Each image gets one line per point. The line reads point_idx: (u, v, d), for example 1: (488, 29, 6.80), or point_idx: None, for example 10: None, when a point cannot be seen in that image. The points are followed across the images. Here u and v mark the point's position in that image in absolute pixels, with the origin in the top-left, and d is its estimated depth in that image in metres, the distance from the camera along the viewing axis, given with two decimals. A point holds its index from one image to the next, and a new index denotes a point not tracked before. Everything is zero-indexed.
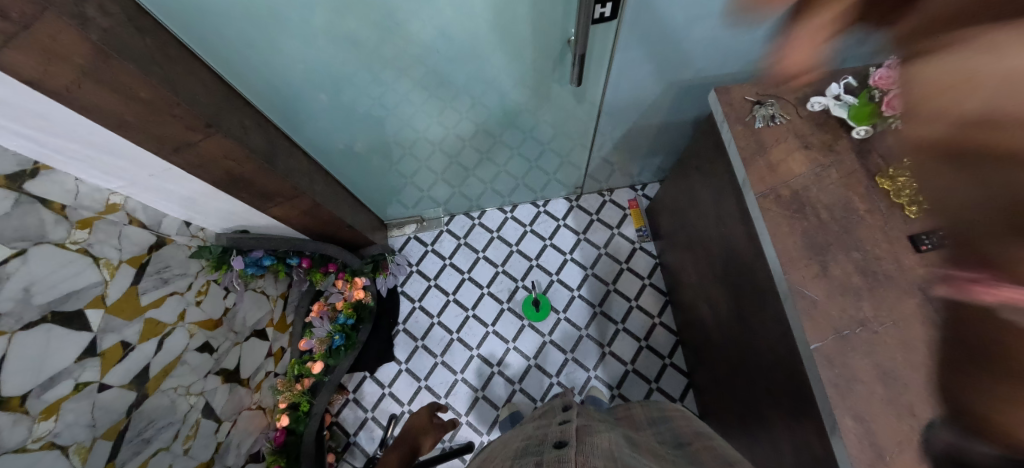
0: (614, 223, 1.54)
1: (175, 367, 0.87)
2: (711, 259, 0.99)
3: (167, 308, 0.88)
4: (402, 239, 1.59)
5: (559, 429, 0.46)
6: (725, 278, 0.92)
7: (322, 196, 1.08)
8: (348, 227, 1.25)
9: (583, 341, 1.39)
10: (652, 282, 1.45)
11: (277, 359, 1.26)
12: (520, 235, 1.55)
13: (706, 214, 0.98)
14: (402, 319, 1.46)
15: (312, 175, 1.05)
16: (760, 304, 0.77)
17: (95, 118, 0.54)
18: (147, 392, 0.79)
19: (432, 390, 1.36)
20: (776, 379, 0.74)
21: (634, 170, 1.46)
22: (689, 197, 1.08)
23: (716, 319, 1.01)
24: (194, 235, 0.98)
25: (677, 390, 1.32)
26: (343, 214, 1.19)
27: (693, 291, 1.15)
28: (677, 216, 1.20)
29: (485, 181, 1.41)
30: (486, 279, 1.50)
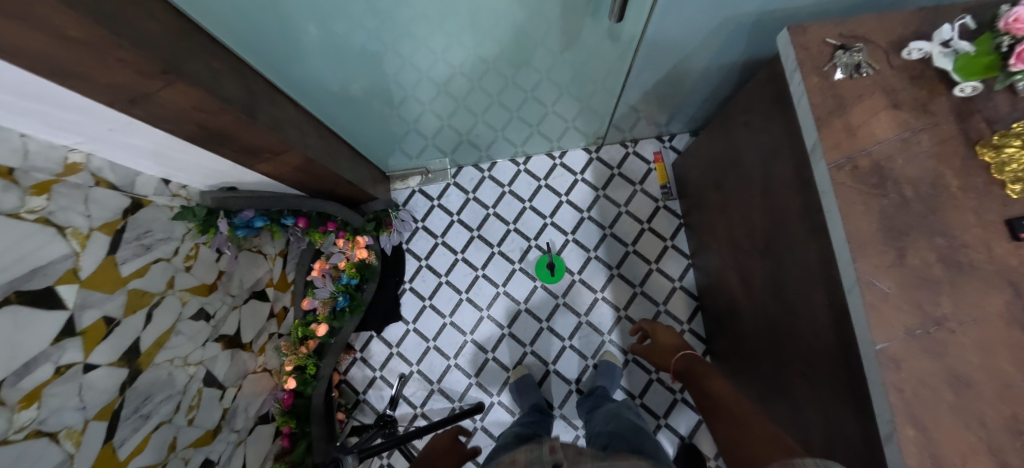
0: (637, 179, 1.42)
1: (170, 338, 0.82)
2: (750, 228, 0.89)
3: (154, 277, 0.81)
4: (406, 193, 1.48)
5: None
6: (766, 251, 0.83)
7: (314, 151, 0.95)
8: (345, 184, 1.14)
9: (597, 304, 1.35)
10: (674, 244, 1.37)
11: (280, 320, 1.21)
12: (533, 190, 1.44)
13: (750, 178, 0.86)
14: (408, 278, 1.40)
15: (301, 126, 0.91)
16: (809, 285, 0.69)
17: (18, 63, 0.42)
18: (140, 367, 0.75)
19: (441, 351, 1.34)
20: (819, 366, 0.69)
21: (662, 118, 1.29)
22: (730, 157, 0.96)
23: (747, 295, 0.95)
24: (176, 194, 0.90)
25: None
26: (339, 170, 1.07)
27: (723, 263, 1.07)
28: (712, 177, 1.08)
29: (496, 128, 1.26)
30: (497, 239, 1.42)
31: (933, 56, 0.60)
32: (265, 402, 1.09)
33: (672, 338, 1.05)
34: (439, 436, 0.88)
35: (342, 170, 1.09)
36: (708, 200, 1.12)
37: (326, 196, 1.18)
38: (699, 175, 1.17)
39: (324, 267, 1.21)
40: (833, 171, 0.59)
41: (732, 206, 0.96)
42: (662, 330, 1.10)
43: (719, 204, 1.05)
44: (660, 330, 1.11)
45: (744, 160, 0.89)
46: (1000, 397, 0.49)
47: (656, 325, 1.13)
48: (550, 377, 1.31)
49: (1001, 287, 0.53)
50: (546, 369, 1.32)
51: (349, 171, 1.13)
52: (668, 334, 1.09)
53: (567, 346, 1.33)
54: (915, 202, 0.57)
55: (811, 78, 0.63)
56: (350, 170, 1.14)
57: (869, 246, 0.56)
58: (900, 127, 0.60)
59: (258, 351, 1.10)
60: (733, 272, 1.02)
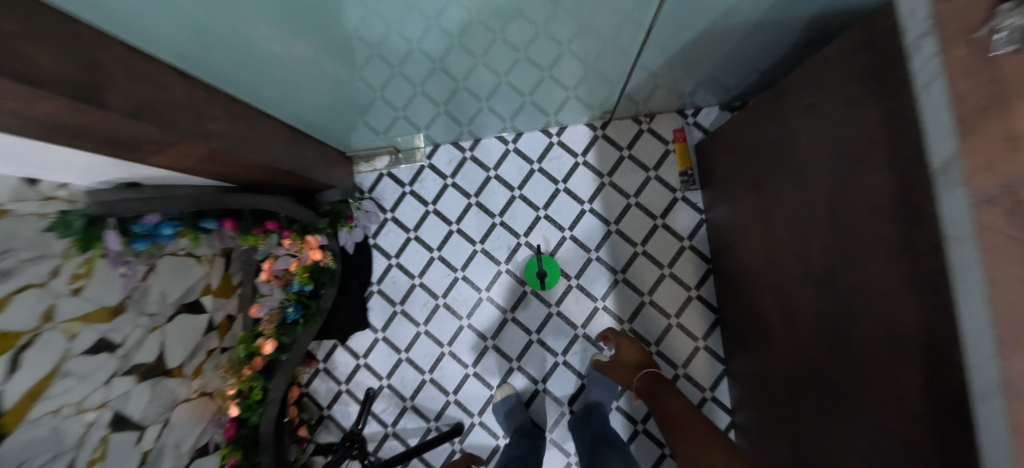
0: (651, 164, 1.13)
1: (53, 384, 0.60)
2: (810, 252, 0.65)
3: (19, 311, 0.56)
4: (372, 176, 1.20)
5: None
6: (831, 285, 0.61)
7: (225, 140, 0.70)
8: (280, 173, 0.90)
9: (599, 313, 1.08)
10: (692, 245, 1.11)
11: (223, 333, 0.99)
12: (525, 176, 1.15)
13: (815, 185, 0.61)
14: (376, 279, 1.12)
15: (205, 100, 0.65)
16: (906, 357, 0.47)
17: None
18: (5, 429, 0.52)
19: (415, 364, 1.06)
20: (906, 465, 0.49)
21: (686, 86, 1.01)
22: (786, 151, 0.70)
23: (792, 330, 0.74)
24: (51, 197, 0.61)
25: (709, 377, 1.07)
26: (271, 160, 0.83)
27: (761, 284, 0.85)
28: (751, 173, 0.83)
29: (480, 98, 0.95)
30: (480, 233, 1.13)
31: None
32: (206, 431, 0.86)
33: (635, 357, 0.97)
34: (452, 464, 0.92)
35: (273, 157, 0.84)
36: (742, 202, 0.88)
37: (266, 188, 0.96)
38: (733, 165, 0.92)
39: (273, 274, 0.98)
40: None
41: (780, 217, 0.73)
42: (628, 344, 0.99)
43: (759, 209, 0.81)
44: (625, 346, 0.99)
45: (809, 156, 0.63)
46: None
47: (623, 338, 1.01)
48: (540, 397, 1.04)
49: None
50: (535, 388, 1.07)
51: (283, 157, 0.88)
52: (633, 350, 0.98)
53: (560, 363, 1.07)
54: None
55: None
56: (288, 156, 0.90)
57: None
58: None
59: (193, 373, 0.88)
60: (771, 298, 0.80)
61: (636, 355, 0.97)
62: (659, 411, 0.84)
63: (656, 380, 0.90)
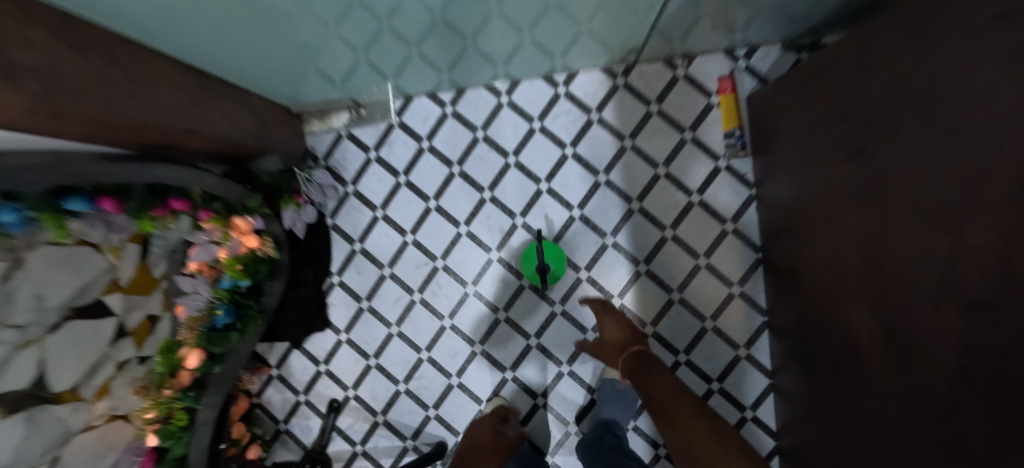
0: (688, 122, 0.82)
1: None
2: (923, 260, 0.40)
3: None
4: (328, 138, 0.94)
5: None
6: (941, 307, 0.37)
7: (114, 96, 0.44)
8: (195, 134, 0.61)
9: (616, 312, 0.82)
10: (738, 229, 0.80)
11: (140, 339, 0.77)
12: (522, 137, 0.85)
13: (941, 160, 0.36)
14: (337, 269, 0.89)
15: (96, 63, 0.42)
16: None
17: None
18: None
19: (385, 372, 0.85)
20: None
21: (745, 18, 0.70)
22: (892, 100, 0.43)
23: (866, 361, 0.52)
24: None
25: (751, 395, 0.79)
26: (189, 123, 0.58)
27: (818, 295, 0.62)
28: (827, 142, 0.57)
29: (464, 34, 0.66)
30: (465, 214, 0.86)
31: None
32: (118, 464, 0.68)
33: (619, 335, 0.75)
34: (476, 429, 0.77)
35: (191, 121, 0.59)
36: (806, 179, 0.63)
37: (188, 155, 0.68)
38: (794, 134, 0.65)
39: (206, 266, 0.74)
40: None
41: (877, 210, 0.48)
42: (611, 318, 0.77)
43: (835, 192, 0.55)
44: (607, 322, 0.77)
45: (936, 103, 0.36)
46: None
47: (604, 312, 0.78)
48: (540, 412, 0.83)
49: None
50: (534, 402, 0.84)
51: (205, 118, 0.63)
52: (616, 328, 0.76)
53: (567, 374, 0.83)
54: None
55: None
56: (207, 118, 0.64)
57: None
58: None
59: (95, 397, 0.67)
60: (841, 318, 0.57)
61: (619, 331, 0.76)
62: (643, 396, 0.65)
63: (641, 359, 0.70)
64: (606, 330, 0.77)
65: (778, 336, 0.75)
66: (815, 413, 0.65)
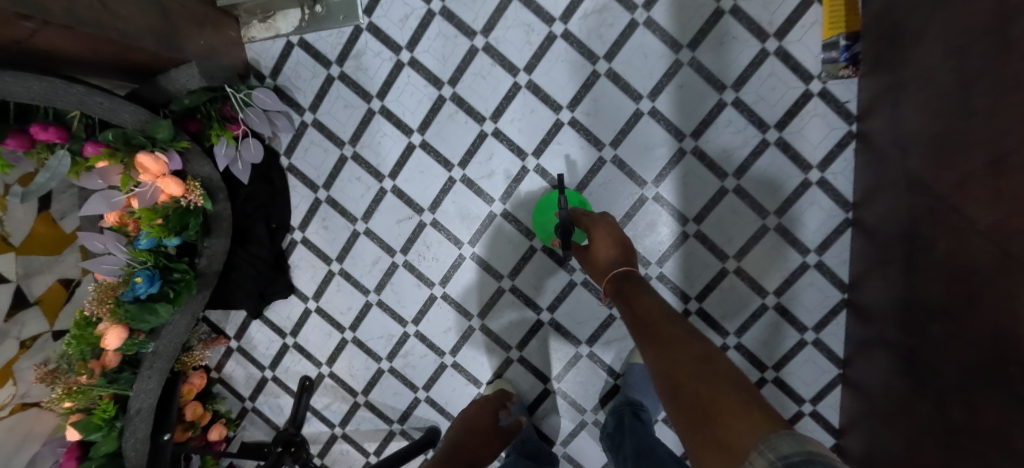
0: (774, 25, 0.58)
1: None
2: None
3: None
4: (274, 47, 0.69)
5: None
6: None
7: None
8: (54, 28, 0.39)
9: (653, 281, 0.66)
10: (824, 180, 0.60)
11: (50, 310, 0.61)
12: (537, 47, 0.62)
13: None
14: (298, 223, 0.72)
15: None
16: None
17: None
18: None
19: (365, 348, 0.71)
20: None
21: None
22: None
23: (990, 384, 0.37)
24: None
25: (812, 387, 0.66)
26: (48, 12, 0.37)
27: (946, 281, 0.43)
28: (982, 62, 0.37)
29: None
30: (460, 154, 0.66)
31: None
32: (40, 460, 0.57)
33: (614, 250, 0.49)
34: (475, 409, 0.64)
35: (44, 9, 0.37)
36: (955, 113, 0.42)
37: (61, 58, 0.46)
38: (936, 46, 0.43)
39: (127, 218, 0.56)
40: None
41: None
42: (603, 228, 0.51)
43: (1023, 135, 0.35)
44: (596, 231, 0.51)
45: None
46: None
47: (593, 222, 0.53)
48: (551, 398, 0.71)
49: None
50: (544, 387, 0.70)
51: (75, 4, 0.40)
52: (609, 239, 0.50)
53: (585, 356, 0.69)
54: None
55: None
56: (77, 3, 0.41)
57: None
58: None
59: None
60: (975, 320, 0.40)
61: (614, 246, 0.50)
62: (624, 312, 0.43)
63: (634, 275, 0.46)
64: (594, 244, 0.51)
65: (864, 320, 0.59)
66: (895, 421, 0.52)
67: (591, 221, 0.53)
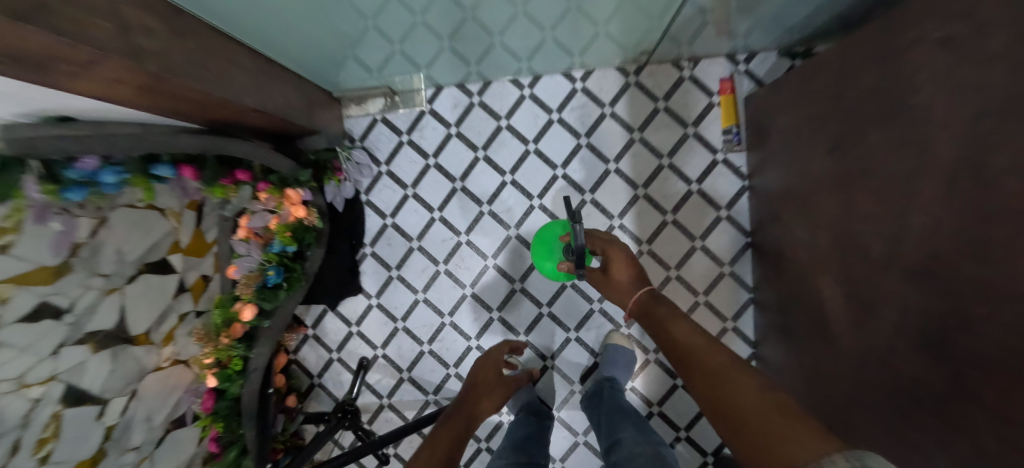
0: (691, 118, 0.91)
1: None
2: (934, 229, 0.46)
3: None
4: (363, 122, 1.01)
5: None
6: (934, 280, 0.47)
7: (179, 68, 0.51)
8: (263, 112, 0.71)
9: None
10: (730, 216, 0.91)
11: (197, 294, 0.88)
12: (541, 127, 0.95)
13: (956, 160, 0.43)
14: (369, 241, 1.00)
15: (185, 44, 0.52)
16: (992, 376, 0.37)
17: None
18: None
19: (411, 334, 0.97)
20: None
21: (745, 24, 0.79)
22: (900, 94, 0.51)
23: None
24: None
25: None
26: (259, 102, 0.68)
27: (812, 268, 0.71)
28: (821, 134, 0.67)
29: (491, 30, 0.75)
30: (488, 194, 0.96)
31: None
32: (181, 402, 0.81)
33: (629, 273, 0.74)
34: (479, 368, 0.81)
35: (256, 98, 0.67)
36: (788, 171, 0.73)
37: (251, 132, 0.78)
38: (791, 129, 0.75)
39: (252, 234, 0.83)
40: None
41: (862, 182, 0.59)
42: (618, 253, 0.76)
43: (829, 183, 0.65)
44: (613, 253, 0.77)
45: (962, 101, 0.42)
46: None
47: (610, 248, 0.77)
48: (549, 372, 0.95)
49: None
50: (545, 364, 0.95)
51: (270, 99, 0.72)
52: (625, 266, 0.74)
53: (572, 340, 0.94)
54: None
55: None
56: (271, 98, 0.73)
57: None
58: None
59: (163, 342, 0.79)
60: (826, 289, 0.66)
61: (629, 268, 0.74)
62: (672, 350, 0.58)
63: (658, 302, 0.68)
64: (615, 268, 0.75)
65: (765, 311, 0.85)
66: (794, 374, 0.76)
67: (607, 245, 0.78)
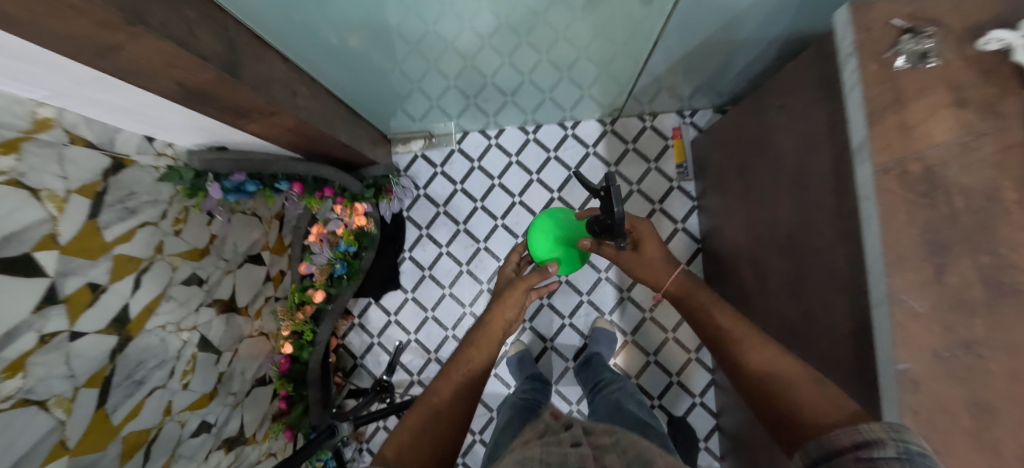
0: (652, 156, 1.25)
1: (97, 296, 0.65)
2: (792, 218, 0.76)
3: (69, 219, 0.61)
4: (408, 157, 1.33)
5: (574, 447, 0.40)
6: (804, 242, 0.72)
7: (309, 113, 0.81)
8: (348, 147, 1.01)
9: (602, 281, 1.18)
10: (684, 227, 1.23)
11: (277, 283, 1.14)
12: (542, 161, 1.27)
13: (801, 164, 0.72)
14: (408, 247, 1.27)
15: (312, 103, 0.83)
16: (847, 291, 0.61)
17: None
18: (70, 320, 0.60)
19: (439, 322, 1.22)
20: (840, 379, 0.64)
21: (686, 91, 1.14)
22: (770, 137, 0.83)
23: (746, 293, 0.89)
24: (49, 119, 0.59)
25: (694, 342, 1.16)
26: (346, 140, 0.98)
27: (740, 258, 0.98)
28: (735, 161, 0.98)
29: (506, 93, 1.09)
30: (502, 211, 1.26)
31: (1014, 48, 0.51)
32: (262, 366, 1.03)
33: (657, 249, 0.74)
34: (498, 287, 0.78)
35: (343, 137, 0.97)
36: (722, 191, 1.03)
37: (335, 161, 1.09)
38: (720, 158, 1.06)
39: (319, 234, 1.11)
40: (879, 174, 0.53)
41: (756, 193, 0.89)
42: (647, 229, 0.75)
43: (742, 196, 0.95)
44: (642, 228, 0.76)
45: (801, 137, 0.72)
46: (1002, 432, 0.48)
47: (640, 227, 0.76)
48: (547, 354, 1.18)
49: None
50: (544, 345, 1.18)
51: (354, 139, 1.04)
52: (656, 245, 0.75)
53: (566, 325, 1.18)
54: (965, 215, 0.51)
55: (867, 67, 0.56)
56: (355, 138, 1.05)
57: (904, 260, 0.51)
58: (960, 130, 0.53)
59: (255, 316, 1.04)
60: (750, 270, 0.93)
61: (658, 246, 0.75)
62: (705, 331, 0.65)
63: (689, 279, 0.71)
64: (645, 245, 0.75)
65: None
66: None
67: (641, 226, 0.77)
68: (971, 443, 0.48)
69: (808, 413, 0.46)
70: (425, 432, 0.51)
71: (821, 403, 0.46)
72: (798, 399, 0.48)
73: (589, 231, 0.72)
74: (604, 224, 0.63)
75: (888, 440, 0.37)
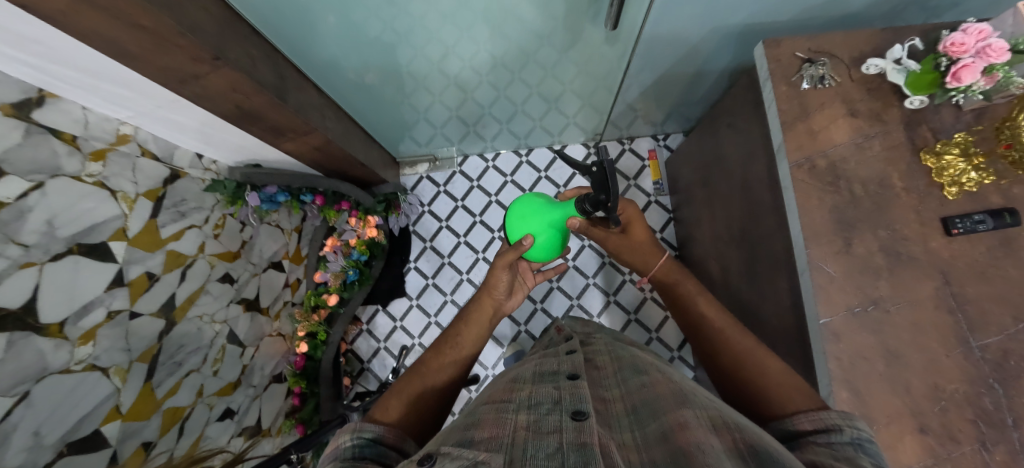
0: (631, 174, 1.41)
1: (151, 284, 0.76)
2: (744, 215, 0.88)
3: (135, 218, 0.74)
4: (414, 178, 1.48)
5: (568, 360, 0.50)
6: (754, 235, 0.84)
7: (334, 135, 0.97)
8: (363, 167, 1.16)
9: (590, 286, 1.28)
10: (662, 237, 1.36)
11: (294, 289, 1.26)
12: (534, 180, 1.43)
13: (745, 169, 0.86)
14: (413, 257, 1.40)
15: (337, 128, 0.99)
16: (784, 269, 0.72)
17: (128, 33, 0.45)
18: (130, 303, 0.71)
19: (441, 327, 1.33)
20: (789, 348, 0.73)
21: (658, 117, 1.31)
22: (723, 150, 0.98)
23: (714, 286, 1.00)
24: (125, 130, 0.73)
25: (676, 341, 1.25)
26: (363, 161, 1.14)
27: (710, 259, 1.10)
28: (700, 173, 1.12)
29: (502, 121, 1.26)
30: (498, 224, 1.40)
31: (887, 71, 0.67)
32: (280, 364, 1.14)
33: (643, 230, 0.78)
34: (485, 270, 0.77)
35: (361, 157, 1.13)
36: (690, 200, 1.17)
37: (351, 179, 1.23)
38: (688, 172, 1.21)
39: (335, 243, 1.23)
40: (794, 169, 0.67)
41: (716, 198, 1.02)
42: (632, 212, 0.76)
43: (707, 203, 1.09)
44: (629, 211, 0.77)
45: (744, 147, 0.86)
46: (912, 373, 0.58)
47: (626, 210, 0.77)
48: None
49: (936, 280, 0.60)
50: None
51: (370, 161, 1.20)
52: (642, 227, 0.77)
53: None
54: (863, 198, 0.65)
55: (780, 87, 0.71)
56: (371, 160, 1.21)
57: (819, 234, 0.64)
58: (855, 133, 0.67)
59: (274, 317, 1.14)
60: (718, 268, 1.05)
61: (643, 227, 0.78)
62: (690, 317, 0.70)
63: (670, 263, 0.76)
64: (632, 228, 0.78)
65: None
66: None
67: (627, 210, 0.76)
68: (887, 383, 0.57)
69: (773, 396, 0.51)
70: (418, 400, 0.58)
71: (785, 390, 0.50)
72: (766, 383, 0.52)
73: (580, 210, 0.70)
74: (596, 201, 0.62)
75: (843, 425, 0.40)
